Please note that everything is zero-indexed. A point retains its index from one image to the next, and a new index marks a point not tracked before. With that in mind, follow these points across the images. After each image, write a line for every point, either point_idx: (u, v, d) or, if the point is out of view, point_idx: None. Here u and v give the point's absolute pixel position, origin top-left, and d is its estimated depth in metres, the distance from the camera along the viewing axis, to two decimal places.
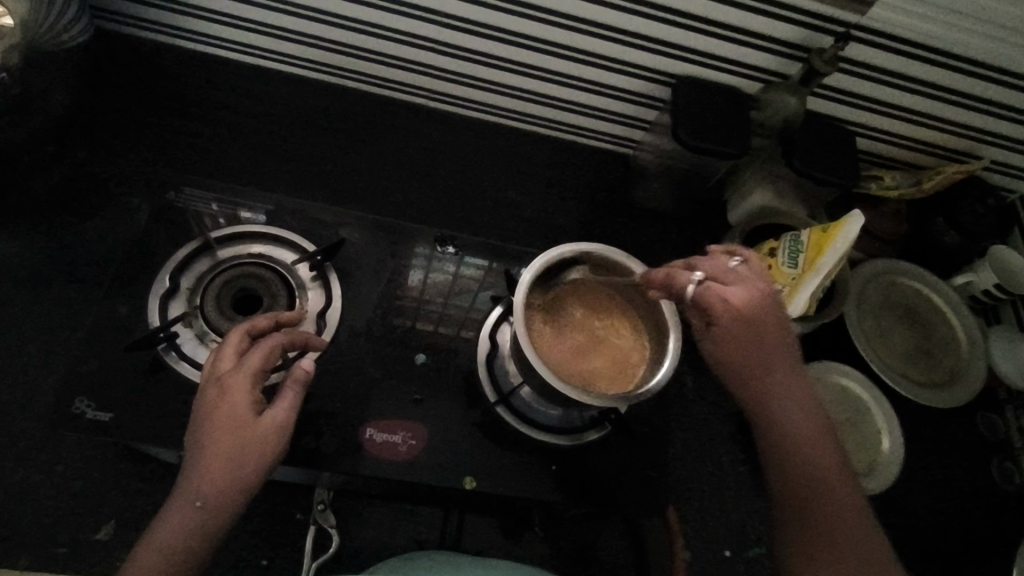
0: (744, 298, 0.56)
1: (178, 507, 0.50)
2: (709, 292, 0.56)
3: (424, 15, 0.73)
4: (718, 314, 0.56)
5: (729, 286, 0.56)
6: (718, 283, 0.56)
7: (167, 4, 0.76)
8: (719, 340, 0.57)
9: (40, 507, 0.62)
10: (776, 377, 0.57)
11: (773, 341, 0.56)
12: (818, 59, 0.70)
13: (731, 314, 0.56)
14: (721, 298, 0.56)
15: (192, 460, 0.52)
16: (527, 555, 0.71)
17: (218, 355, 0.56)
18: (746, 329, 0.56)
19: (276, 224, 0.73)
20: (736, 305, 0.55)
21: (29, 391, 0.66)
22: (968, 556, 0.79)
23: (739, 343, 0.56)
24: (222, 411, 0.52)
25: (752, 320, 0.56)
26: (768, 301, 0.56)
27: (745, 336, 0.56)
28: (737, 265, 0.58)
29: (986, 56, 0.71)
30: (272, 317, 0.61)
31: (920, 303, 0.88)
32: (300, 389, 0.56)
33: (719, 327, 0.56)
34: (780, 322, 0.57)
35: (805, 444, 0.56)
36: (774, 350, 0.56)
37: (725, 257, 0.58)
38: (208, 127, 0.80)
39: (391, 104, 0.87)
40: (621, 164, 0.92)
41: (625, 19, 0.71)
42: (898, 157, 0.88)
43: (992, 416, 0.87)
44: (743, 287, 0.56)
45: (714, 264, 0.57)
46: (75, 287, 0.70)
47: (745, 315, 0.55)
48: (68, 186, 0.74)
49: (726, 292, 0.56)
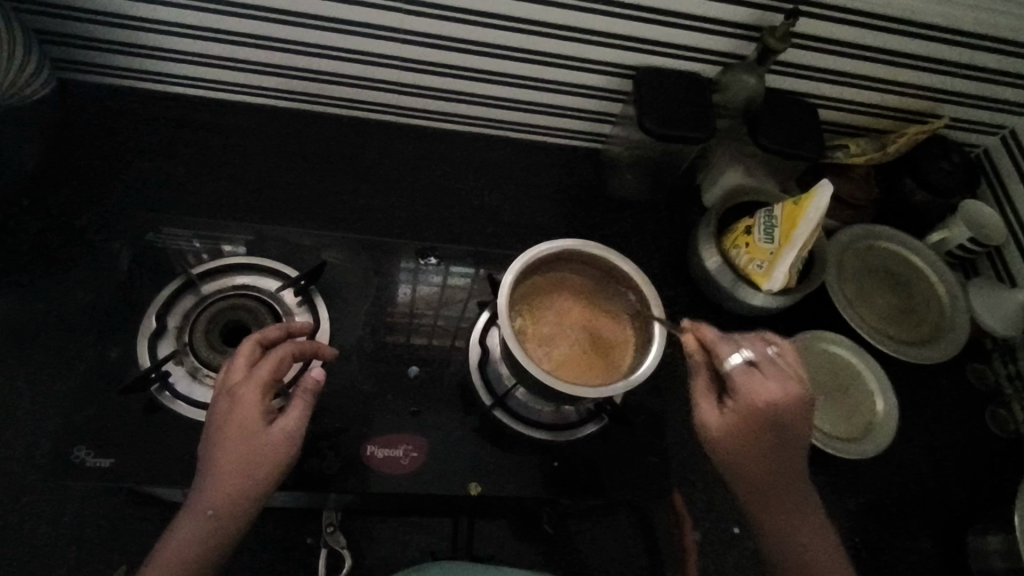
0: (798, 415, 0.54)
1: (191, 518, 0.51)
2: (749, 380, 0.55)
3: (384, 34, 0.75)
4: (758, 403, 0.54)
5: (766, 379, 0.55)
6: (756, 375, 0.55)
7: (126, 47, 0.77)
8: (734, 431, 0.55)
9: (53, 557, 0.63)
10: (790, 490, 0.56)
11: (780, 461, 0.55)
12: (770, 36, 0.71)
13: (757, 409, 0.54)
14: (754, 394, 0.54)
15: (205, 473, 0.53)
16: (539, 553, 0.72)
17: (230, 367, 0.57)
18: (763, 425, 0.54)
19: (258, 254, 0.74)
20: (768, 402, 0.54)
21: (27, 442, 0.66)
22: (970, 504, 0.81)
23: (767, 453, 0.55)
24: (232, 422, 0.54)
25: (783, 422, 0.54)
26: (804, 410, 0.55)
27: (765, 435, 0.54)
28: (776, 355, 0.57)
29: (933, 19, 0.73)
30: (282, 328, 0.61)
31: (899, 264, 0.89)
32: (309, 400, 0.57)
33: (738, 406, 0.54)
34: (803, 431, 0.55)
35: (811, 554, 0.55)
36: (787, 451, 0.55)
37: (766, 345, 0.57)
38: (181, 165, 0.81)
39: (363, 124, 0.88)
40: (593, 158, 0.93)
41: (579, 17, 0.73)
42: (862, 124, 0.89)
43: (982, 366, 0.89)
44: (779, 385, 0.54)
45: (759, 351, 0.57)
46: (63, 336, 0.70)
47: (775, 416, 0.54)
48: (48, 238, 0.75)
49: (763, 385, 0.54)
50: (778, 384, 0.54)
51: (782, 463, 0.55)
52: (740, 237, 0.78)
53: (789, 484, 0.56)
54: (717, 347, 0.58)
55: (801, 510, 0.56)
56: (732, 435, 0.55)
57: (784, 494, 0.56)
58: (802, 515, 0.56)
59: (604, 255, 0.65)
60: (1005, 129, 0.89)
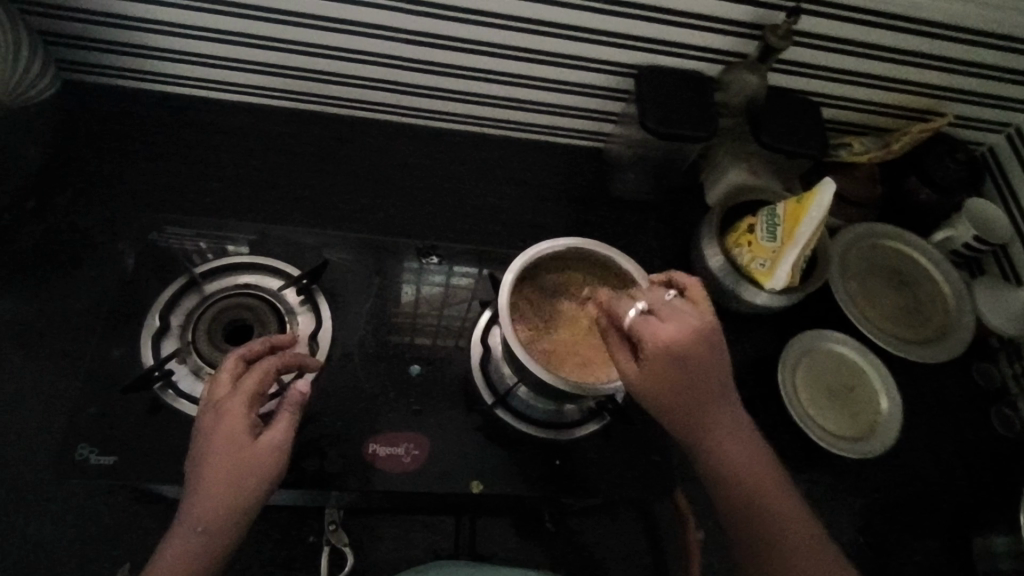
0: (700, 346, 0.53)
1: (181, 535, 0.51)
2: (646, 325, 0.54)
3: (384, 34, 0.75)
4: (660, 344, 0.52)
5: (663, 321, 0.54)
6: (655, 318, 0.54)
7: (129, 48, 0.77)
8: (647, 378, 0.53)
9: (58, 554, 0.63)
10: (714, 425, 0.54)
11: (701, 397, 0.53)
12: (772, 35, 0.71)
13: (660, 350, 0.52)
14: (653, 335, 0.53)
15: (192, 489, 0.53)
16: (542, 552, 0.72)
17: (215, 382, 0.57)
18: (668, 365, 0.53)
19: (261, 253, 0.74)
20: (668, 341, 0.52)
21: (33, 441, 0.66)
22: (977, 505, 0.80)
23: (682, 392, 0.53)
24: (220, 435, 0.54)
25: (689, 357, 0.53)
26: (707, 342, 0.53)
27: (676, 372, 0.53)
28: (673, 299, 0.56)
29: (935, 15, 0.73)
30: (265, 342, 0.61)
31: (903, 263, 0.89)
32: (296, 412, 0.57)
33: (648, 353, 0.53)
34: (715, 360, 0.54)
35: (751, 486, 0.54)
36: (703, 384, 0.53)
37: (663, 291, 0.56)
38: (185, 165, 0.81)
39: (365, 124, 0.89)
40: (596, 158, 0.93)
41: (578, 16, 0.73)
42: (865, 123, 0.89)
43: (988, 365, 0.88)
44: (677, 323, 0.53)
45: (654, 298, 0.56)
46: (68, 336, 0.71)
47: (679, 353, 0.52)
48: (53, 238, 0.75)
49: (659, 326, 0.53)
50: (675, 322, 0.53)
51: (701, 399, 0.53)
52: (743, 236, 0.78)
53: (712, 418, 0.54)
54: (615, 306, 0.56)
55: (730, 438, 0.55)
56: (649, 383, 0.53)
57: (711, 430, 0.54)
58: (733, 443, 0.55)
59: (605, 253, 0.66)
60: (1010, 127, 0.89)
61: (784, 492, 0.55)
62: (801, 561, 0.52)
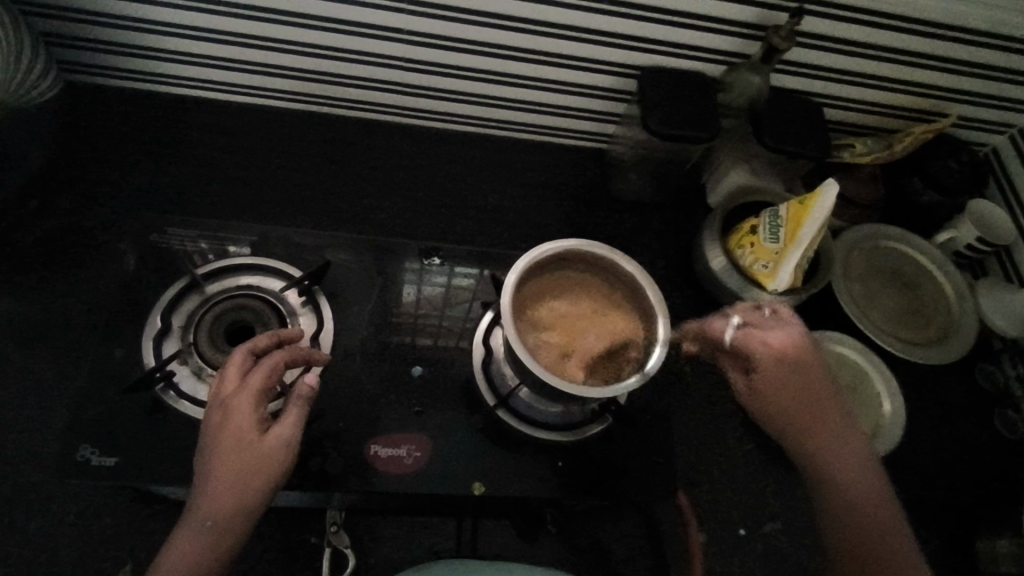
0: (806, 354, 0.61)
1: (190, 529, 0.52)
2: (750, 338, 0.62)
3: (386, 35, 0.75)
4: (768, 355, 0.60)
5: (767, 331, 0.61)
6: (758, 329, 0.62)
7: (132, 48, 0.77)
8: (762, 385, 0.61)
9: (59, 554, 0.63)
10: (826, 428, 0.60)
11: (813, 399, 0.60)
12: (775, 36, 0.71)
13: (773, 359, 0.60)
14: (760, 342, 0.61)
15: (201, 484, 0.53)
16: (543, 554, 0.72)
17: (222, 377, 0.57)
18: (778, 369, 0.60)
19: (263, 254, 0.74)
20: (776, 348, 0.60)
21: (34, 442, 0.66)
22: (979, 507, 0.80)
23: (793, 395, 0.60)
24: (227, 434, 0.54)
25: (796, 363, 0.60)
26: (812, 350, 0.61)
27: (787, 377, 0.60)
28: (772, 314, 0.63)
29: (938, 16, 0.72)
30: (272, 335, 0.61)
31: (906, 264, 0.89)
32: (304, 407, 0.57)
33: (762, 365, 0.61)
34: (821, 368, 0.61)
35: (859, 490, 0.58)
36: (815, 389, 0.60)
37: (760, 307, 0.64)
38: (187, 166, 0.81)
39: (367, 125, 0.88)
40: (598, 159, 0.93)
41: (581, 16, 0.73)
42: (868, 123, 0.89)
43: (991, 367, 0.88)
44: (783, 332, 0.61)
45: (752, 312, 0.64)
46: (70, 336, 0.71)
47: (787, 358, 0.60)
48: (55, 238, 0.75)
49: (766, 336, 0.61)
50: (780, 331, 0.61)
51: (810, 402, 0.60)
52: (745, 237, 0.78)
53: (824, 423, 0.60)
54: (711, 326, 0.65)
55: (843, 446, 0.59)
56: (764, 391, 0.61)
57: (825, 435, 0.60)
58: (845, 451, 0.59)
59: (612, 256, 0.66)
60: (1012, 129, 0.89)
61: (885, 499, 0.58)
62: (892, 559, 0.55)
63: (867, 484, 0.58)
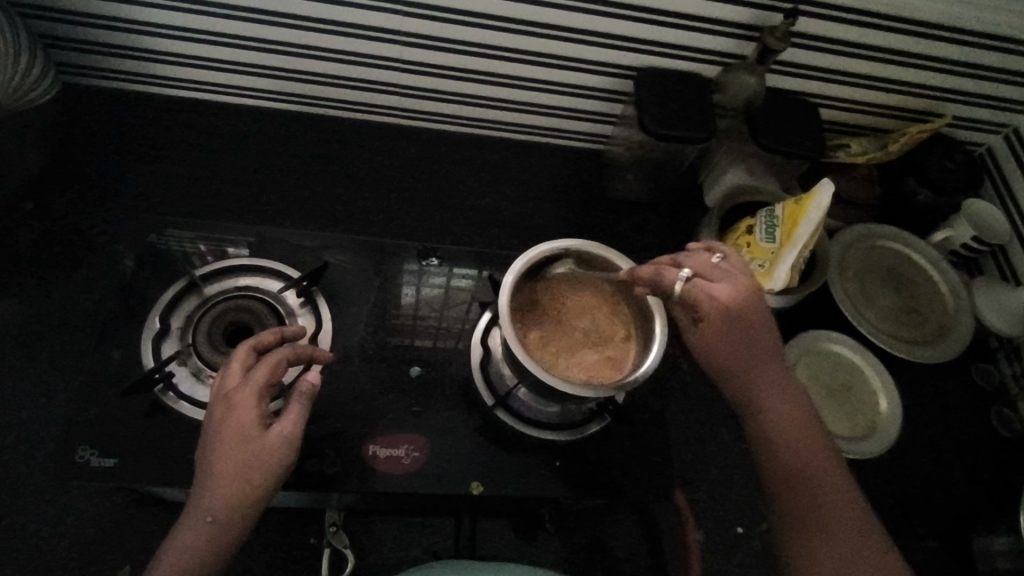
0: (751, 304, 0.58)
1: (192, 521, 0.52)
2: (698, 287, 0.58)
3: (383, 36, 0.75)
4: (712, 306, 0.57)
5: (715, 281, 0.58)
6: (706, 280, 0.59)
7: (129, 51, 0.77)
8: (704, 334, 0.58)
9: (58, 556, 0.63)
10: (765, 381, 0.57)
11: (754, 351, 0.57)
12: (770, 36, 0.71)
13: (719, 310, 0.57)
14: (706, 293, 0.58)
15: (202, 478, 0.53)
16: (542, 553, 0.72)
17: (225, 372, 0.57)
18: (720, 320, 0.57)
19: (261, 255, 0.74)
20: (721, 299, 0.57)
21: (33, 443, 0.66)
22: (976, 505, 0.80)
23: (734, 349, 0.57)
24: (231, 427, 0.54)
25: (741, 316, 0.57)
26: (759, 303, 0.58)
27: (729, 329, 0.57)
28: (721, 261, 0.60)
29: (932, 17, 0.73)
30: (276, 333, 0.62)
31: (902, 263, 0.89)
32: (306, 403, 0.57)
33: (705, 315, 0.58)
34: (765, 319, 0.58)
35: (800, 449, 0.55)
36: (757, 340, 0.57)
37: (709, 254, 0.61)
38: (184, 167, 0.81)
39: (364, 126, 0.89)
40: (595, 159, 0.94)
41: (577, 18, 0.73)
42: (864, 123, 0.89)
43: (987, 365, 0.89)
44: (729, 284, 0.58)
45: (701, 262, 0.60)
46: (68, 338, 0.71)
47: (732, 311, 0.57)
48: (54, 240, 0.75)
49: (712, 287, 0.58)
50: (727, 283, 0.58)
51: (751, 355, 0.57)
52: (742, 237, 0.78)
53: (764, 375, 0.57)
54: (661, 274, 0.60)
55: (783, 399, 0.56)
56: (704, 342, 0.58)
57: (764, 388, 0.57)
58: (784, 404, 0.56)
59: (605, 254, 0.66)
60: (1008, 128, 0.89)
61: (828, 459, 0.55)
62: (830, 521, 0.52)
63: (807, 442, 0.55)
